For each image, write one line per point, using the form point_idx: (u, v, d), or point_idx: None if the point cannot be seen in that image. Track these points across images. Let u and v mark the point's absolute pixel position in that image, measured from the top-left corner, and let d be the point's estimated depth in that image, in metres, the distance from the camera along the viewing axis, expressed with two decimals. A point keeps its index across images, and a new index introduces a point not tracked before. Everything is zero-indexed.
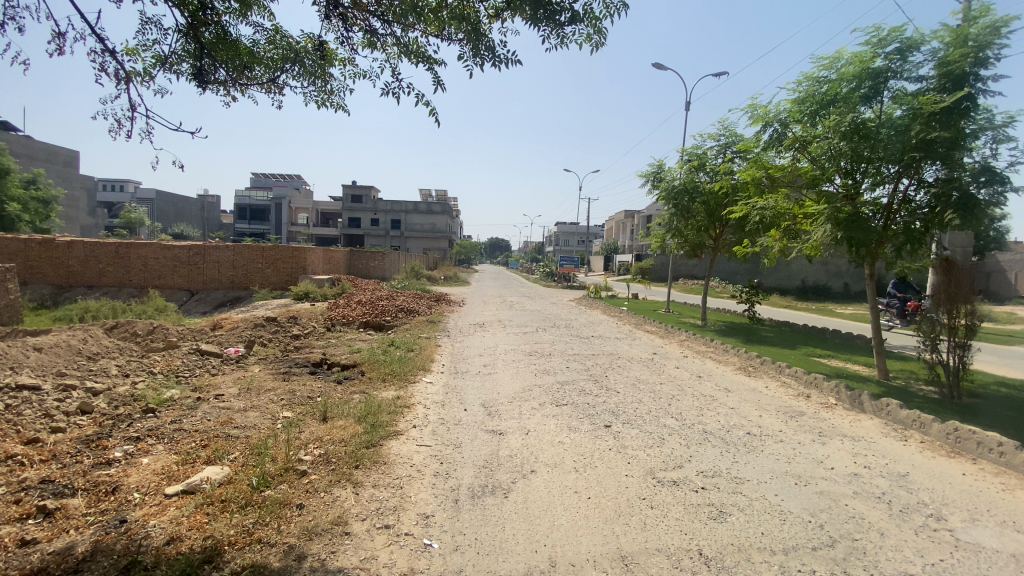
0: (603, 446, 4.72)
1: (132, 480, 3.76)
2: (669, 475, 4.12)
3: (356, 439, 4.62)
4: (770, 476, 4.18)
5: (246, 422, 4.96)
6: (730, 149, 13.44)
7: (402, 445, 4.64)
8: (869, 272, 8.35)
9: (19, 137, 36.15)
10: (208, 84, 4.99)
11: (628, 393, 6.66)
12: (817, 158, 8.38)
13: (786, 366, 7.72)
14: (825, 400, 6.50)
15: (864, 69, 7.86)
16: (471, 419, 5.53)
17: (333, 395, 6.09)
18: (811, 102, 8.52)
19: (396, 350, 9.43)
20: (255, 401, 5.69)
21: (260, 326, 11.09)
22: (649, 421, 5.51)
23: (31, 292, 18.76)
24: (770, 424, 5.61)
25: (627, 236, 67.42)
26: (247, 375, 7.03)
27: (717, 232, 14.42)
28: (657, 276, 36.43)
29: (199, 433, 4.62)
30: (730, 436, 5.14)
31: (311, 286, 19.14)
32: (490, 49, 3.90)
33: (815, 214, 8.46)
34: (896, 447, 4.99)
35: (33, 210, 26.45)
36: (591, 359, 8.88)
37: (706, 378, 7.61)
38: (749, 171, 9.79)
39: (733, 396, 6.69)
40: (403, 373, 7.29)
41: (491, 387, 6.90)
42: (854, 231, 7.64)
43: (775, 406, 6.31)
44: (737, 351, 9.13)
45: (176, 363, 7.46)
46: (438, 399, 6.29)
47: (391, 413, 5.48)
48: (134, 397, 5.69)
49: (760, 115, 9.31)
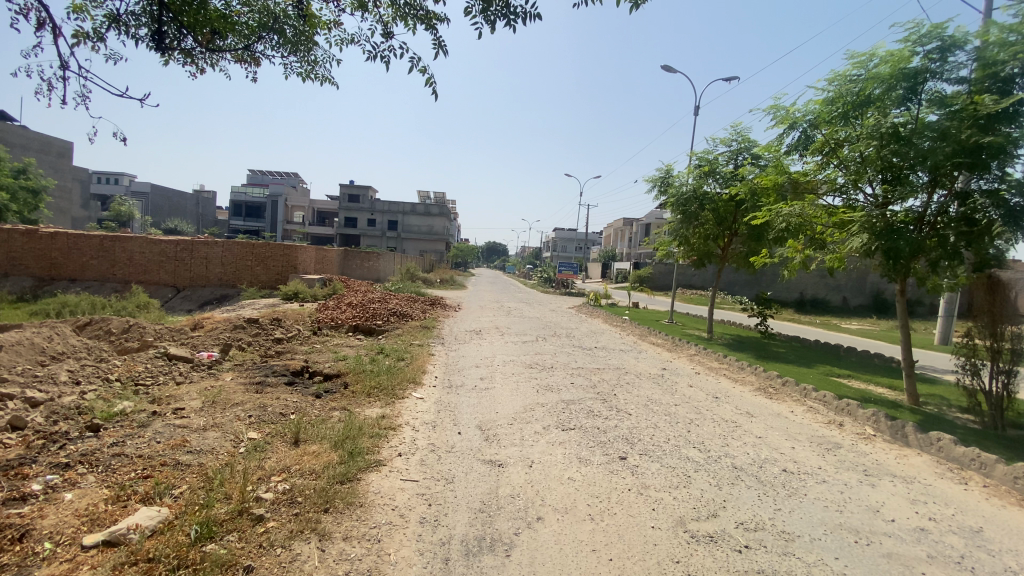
0: (621, 486, 4.01)
1: (46, 523, 2.97)
2: (704, 527, 3.43)
3: (329, 471, 3.89)
4: (824, 533, 3.49)
5: (203, 446, 4.23)
6: (742, 156, 12.80)
7: (384, 480, 3.92)
8: (900, 288, 7.68)
9: (13, 126, 35.22)
10: (172, 51, 4.30)
11: (642, 417, 5.93)
12: (849, 163, 7.74)
13: (813, 390, 7.03)
14: (861, 430, 5.84)
15: (899, 69, 7.25)
16: (466, 445, 4.81)
17: (310, 413, 5.35)
18: (842, 104, 7.92)
19: (385, 358, 8.68)
20: (218, 418, 4.95)
21: (241, 327, 10.31)
22: (670, 453, 4.81)
23: (10, 284, 17.81)
24: (808, 459, 4.91)
25: (625, 243, 66.83)
26: (217, 385, 6.29)
27: (726, 242, 13.71)
28: (658, 284, 36.05)
29: (142, 460, 3.85)
30: (765, 474, 4.45)
31: (301, 286, 18.41)
32: (502, 6, 3.36)
33: (845, 223, 7.77)
34: (957, 493, 4.36)
35: (22, 200, 25.53)
36: (596, 374, 8.17)
37: (725, 400, 6.90)
38: (771, 176, 9.11)
39: (758, 422, 6.00)
40: (391, 388, 6.54)
41: (490, 406, 6.18)
42: (893, 243, 6.95)
43: (807, 435, 5.62)
44: (755, 370, 8.43)
45: (139, 368, 6.68)
46: (429, 419, 5.54)
47: (373, 437, 4.76)
48: (80, 408, 4.92)
49: (784, 116, 8.69)
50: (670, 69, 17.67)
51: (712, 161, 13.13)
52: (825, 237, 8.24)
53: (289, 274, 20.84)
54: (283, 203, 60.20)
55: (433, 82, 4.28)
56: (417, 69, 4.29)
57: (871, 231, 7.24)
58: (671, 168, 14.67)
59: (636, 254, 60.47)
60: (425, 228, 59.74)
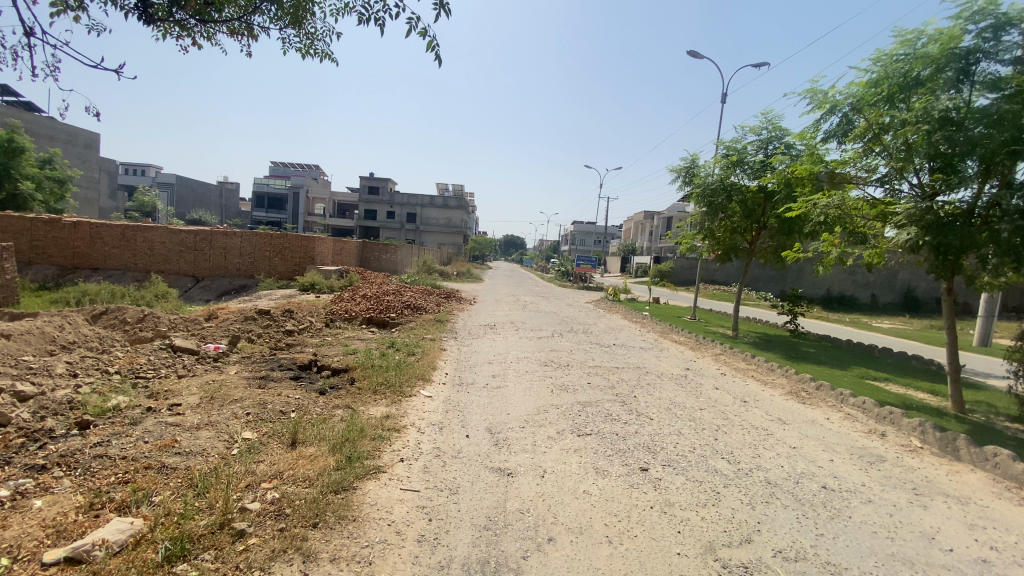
0: (643, 503, 3.62)
1: (7, 535, 2.74)
2: (736, 555, 3.03)
3: (324, 478, 3.59)
4: (875, 565, 3.06)
5: (193, 447, 4.00)
6: (773, 145, 12.13)
7: (382, 489, 3.60)
8: (947, 287, 7.09)
9: (41, 118, 35.98)
10: (162, 23, 4.01)
11: (665, 422, 5.53)
12: (893, 150, 7.07)
13: (851, 395, 6.51)
14: (905, 441, 5.34)
15: (947, 49, 6.65)
16: (473, 450, 4.49)
17: (310, 411, 5.07)
18: (885, 86, 7.27)
19: (395, 353, 8.38)
20: (214, 416, 4.70)
21: (252, 318, 10.14)
22: (696, 465, 4.40)
23: (34, 272, 18.01)
24: (849, 474, 4.44)
25: (644, 237, 65.64)
26: (218, 379, 6.08)
27: (753, 236, 13.09)
28: (679, 279, 35.23)
29: (124, 463, 3.64)
30: (803, 492, 4.00)
31: (317, 277, 18.33)
32: None
33: (889, 216, 7.14)
34: (1019, 517, 3.89)
35: (47, 190, 25.96)
36: (615, 374, 7.74)
37: (754, 405, 6.44)
38: (806, 165, 8.50)
39: (791, 431, 5.54)
40: (398, 385, 6.23)
41: (501, 407, 5.84)
42: (945, 238, 6.30)
43: (846, 446, 5.14)
44: (786, 373, 7.90)
45: (141, 360, 6.49)
46: (436, 420, 5.21)
47: (375, 440, 4.44)
48: (72, 403, 4.74)
49: (822, 99, 8.08)
50: (696, 55, 16.89)
51: (741, 150, 12.45)
52: (865, 230, 7.63)
53: (307, 265, 21.22)
54: (304, 194, 60.66)
55: (436, 47, 3.84)
56: (418, 32, 3.83)
57: (919, 224, 6.60)
58: (696, 158, 14.05)
59: (656, 249, 59.45)
60: (443, 221, 59.67)
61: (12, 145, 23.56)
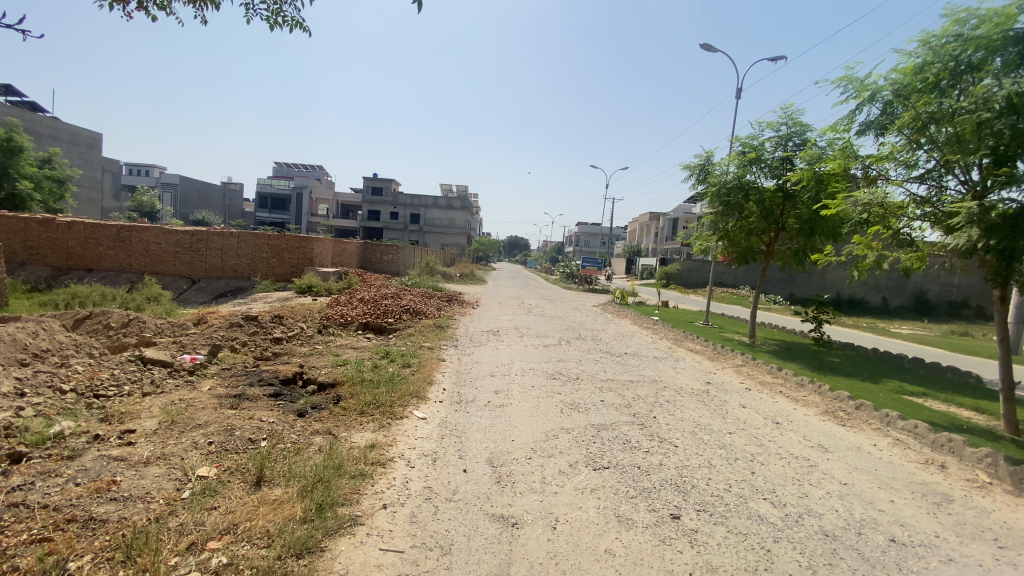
0: (679, 568, 2.92)
1: None
2: None
3: (285, 535, 2.92)
4: None
5: (136, 488, 3.36)
6: (793, 142, 11.35)
7: (356, 550, 2.91)
8: (1002, 295, 6.36)
9: (43, 118, 35.58)
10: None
11: (692, 451, 4.81)
12: (941, 142, 6.33)
13: (898, 418, 5.82)
14: (969, 476, 4.63)
15: (1005, 30, 5.91)
16: (471, 491, 3.79)
17: (284, 439, 4.40)
18: (930, 72, 6.54)
19: (388, 364, 7.70)
20: (171, 446, 4.04)
21: (238, 325, 9.43)
22: (735, 510, 3.69)
23: (26, 274, 17.41)
24: (917, 522, 3.73)
25: (650, 238, 64.75)
26: (186, 397, 5.40)
27: (772, 237, 12.32)
28: (686, 280, 34.38)
29: (43, 514, 2.98)
30: (870, 547, 3.31)
31: (314, 279, 17.72)
32: None
33: (940, 217, 6.37)
34: None
35: (47, 190, 25.42)
36: (630, 389, 7.03)
37: (788, 428, 5.72)
38: (837, 160, 7.75)
39: (835, 461, 4.84)
40: (389, 405, 5.54)
41: (504, 431, 5.14)
42: (1011, 241, 5.49)
43: (904, 482, 4.43)
44: (818, 389, 7.18)
45: (104, 374, 5.83)
46: (429, 451, 4.52)
47: (354, 479, 3.76)
48: (9, 429, 4.08)
49: (860, 87, 7.36)
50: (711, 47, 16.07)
51: (758, 147, 11.67)
52: (907, 233, 6.86)
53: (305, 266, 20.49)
54: (307, 194, 60.03)
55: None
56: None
57: (979, 224, 5.79)
58: (711, 155, 13.30)
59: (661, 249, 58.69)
60: (446, 220, 59.00)
61: (11, 144, 23.21)
